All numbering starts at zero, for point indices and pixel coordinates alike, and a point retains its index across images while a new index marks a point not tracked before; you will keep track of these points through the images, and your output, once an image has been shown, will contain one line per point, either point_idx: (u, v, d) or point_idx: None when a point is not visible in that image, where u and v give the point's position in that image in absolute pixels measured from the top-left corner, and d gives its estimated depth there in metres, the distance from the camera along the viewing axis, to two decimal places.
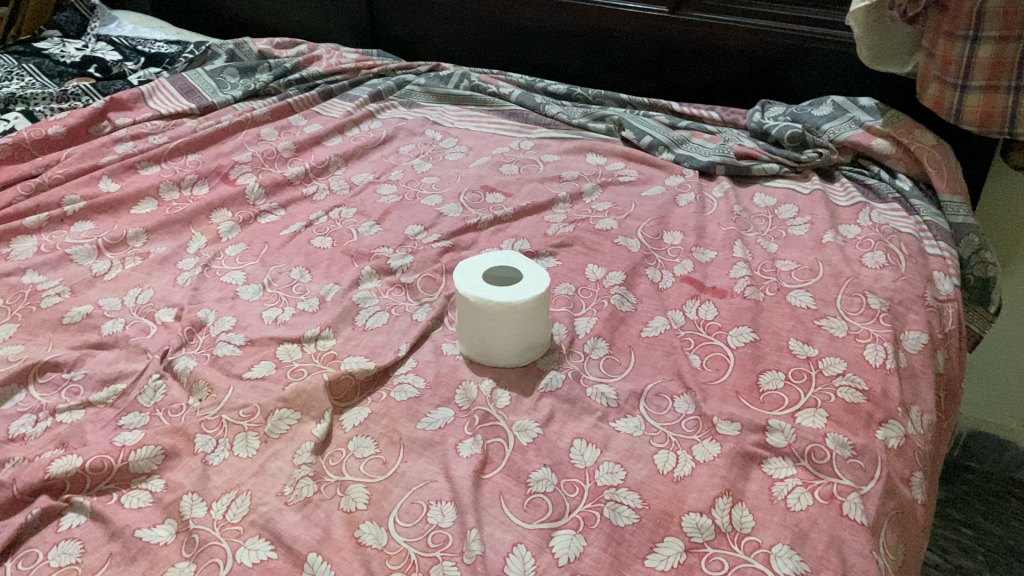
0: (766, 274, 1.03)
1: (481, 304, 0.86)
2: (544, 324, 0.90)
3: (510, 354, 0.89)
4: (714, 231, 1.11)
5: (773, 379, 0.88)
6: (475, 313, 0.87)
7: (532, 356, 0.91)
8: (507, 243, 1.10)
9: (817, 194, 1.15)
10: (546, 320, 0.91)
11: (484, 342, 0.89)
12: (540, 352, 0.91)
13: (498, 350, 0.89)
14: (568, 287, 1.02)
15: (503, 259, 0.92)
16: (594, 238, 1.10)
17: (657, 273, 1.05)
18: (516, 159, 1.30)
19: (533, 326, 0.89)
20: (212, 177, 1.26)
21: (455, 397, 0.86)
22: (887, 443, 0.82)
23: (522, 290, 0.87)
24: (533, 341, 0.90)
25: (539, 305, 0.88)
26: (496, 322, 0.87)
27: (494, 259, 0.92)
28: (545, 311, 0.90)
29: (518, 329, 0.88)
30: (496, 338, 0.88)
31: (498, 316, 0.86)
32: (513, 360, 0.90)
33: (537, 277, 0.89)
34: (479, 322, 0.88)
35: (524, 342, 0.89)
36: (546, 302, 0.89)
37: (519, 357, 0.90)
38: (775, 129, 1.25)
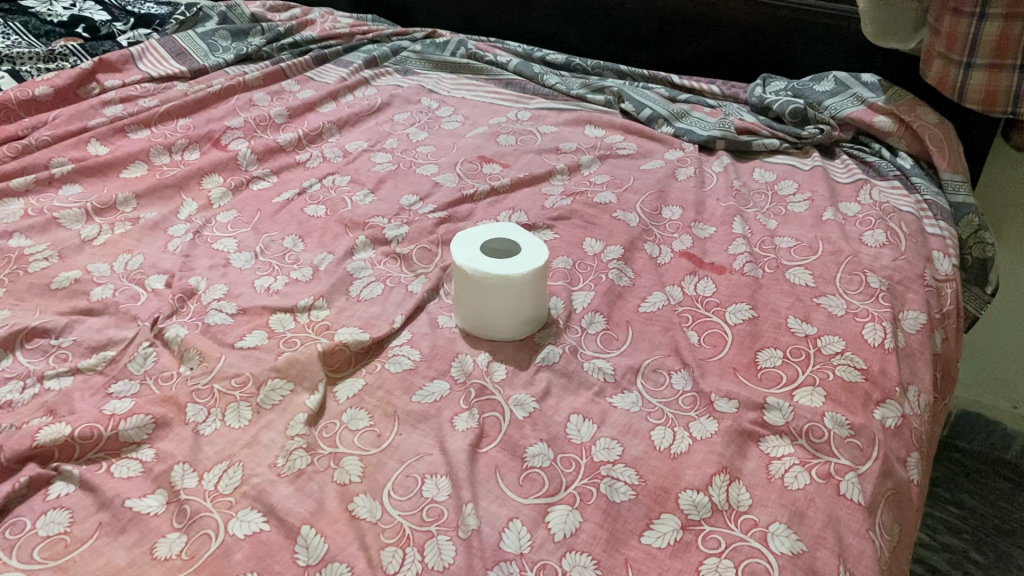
0: (765, 250, 1.02)
1: (478, 277, 0.85)
2: (542, 299, 0.89)
3: (506, 328, 0.88)
4: (713, 206, 1.10)
5: (771, 356, 0.88)
6: (472, 286, 0.86)
7: (528, 331, 0.90)
8: (503, 214, 1.09)
9: (817, 170, 1.14)
10: (544, 294, 0.90)
11: (481, 315, 0.88)
12: (537, 327, 0.90)
13: (494, 323, 0.88)
14: (566, 261, 1.01)
15: (501, 232, 0.91)
16: (592, 212, 1.08)
17: (655, 247, 1.04)
18: (513, 129, 1.28)
19: (530, 300, 0.88)
20: (203, 142, 1.23)
21: (451, 369, 0.85)
22: (884, 423, 0.82)
23: (520, 263, 0.86)
24: (530, 315, 0.89)
25: (537, 279, 0.87)
26: (493, 295, 0.86)
27: (491, 231, 0.91)
28: (543, 285, 0.89)
29: (515, 303, 0.87)
30: (493, 311, 0.87)
31: (496, 288, 0.85)
32: (509, 334, 0.89)
33: (536, 250, 0.88)
34: (475, 295, 0.87)
35: (521, 316, 0.88)
36: (544, 276, 0.88)
37: (515, 331, 0.89)
38: (777, 104, 1.23)
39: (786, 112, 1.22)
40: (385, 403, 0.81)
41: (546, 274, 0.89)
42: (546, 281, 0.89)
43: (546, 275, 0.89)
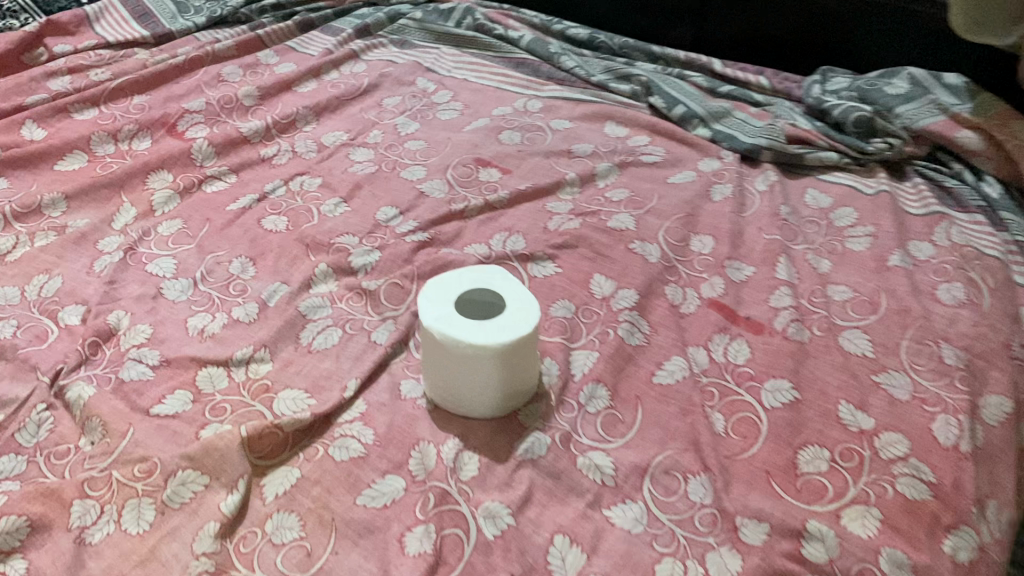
0: (814, 304, 0.83)
1: (448, 344, 0.67)
2: (530, 369, 0.72)
3: (484, 404, 0.71)
4: (753, 238, 0.91)
5: (814, 459, 0.70)
6: (440, 353, 0.69)
7: (512, 407, 0.72)
8: (497, 238, 0.90)
9: (883, 197, 0.94)
10: (534, 363, 0.72)
11: (452, 387, 0.71)
12: (523, 401, 0.73)
13: (468, 398, 0.71)
14: (566, 307, 0.82)
15: (483, 281, 0.73)
16: (605, 239, 0.89)
17: (678, 291, 0.85)
18: (519, 124, 1.09)
19: (515, 372, 0.70)
20: (156, 128, 1.05)
21: (409, 462, 0.68)
22: (955, 559, 0.64)
23: (502, 329, 0.68)
24: (515, 389, 0.71)
25: (523, 348, 0.69)
26: (467, 367, 0.68)
27: (471, 280, 0.73)
28: (532, 353, 0.71)
29: (495, 376, 0.69)
30: (467, 384, 0.70)
31: (470, 360, 0.68)
32: (488, 411, 0.72)
33: (524, 308, 0.70)
34: (445, 364, 0.69)
35: (503, 391, 0.71)
36: (534, 343, 0.70)
37: (496, 408, 0.72)
38: (838, 109, 1.02)
39: (848, 120, 1.01)
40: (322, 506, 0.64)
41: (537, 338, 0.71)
42: (537, 346, 0.72)
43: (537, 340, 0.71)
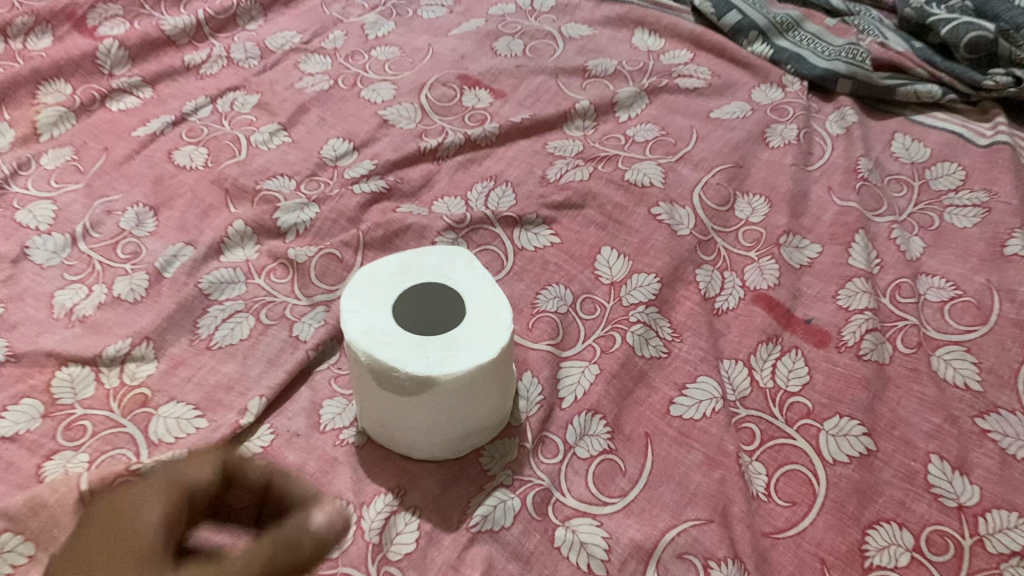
0: (899, 305, 0.61)
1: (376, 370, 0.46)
2: (497, 398, 0.51)
3: (430, 444, 0.51)
4: (819, 203, 0.68)
5: (891, 545, 0.49)
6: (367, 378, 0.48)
7: (470, 444, 0.52)
8: (476, 188, 0.68)
9: (1000, 150, 0.70)
10: (503, 389, 0.51)
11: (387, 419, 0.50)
12: (486, 436, 0.53)
13: (409, 435, 0.51)
14: (557, 299, 0.61)
15: (438, 271, 0.51)
16: (620, 197, 0.67)
17: (713, 277, 0.63)
18: (521, 28, 0.85)
19: (474, 406, 0.49)
20: (58, 21, 0.83)
21: (320, 529, 0.49)
22: None
23: (457, 351, 0.47)
24: (476, 425, 0.51)
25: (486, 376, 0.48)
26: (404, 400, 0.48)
27: (419, 269, 0.51)
28: (502, 378, 0.50)
29: (449, 411, 0.49)
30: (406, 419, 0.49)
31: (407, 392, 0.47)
32: (437, 450, 0.52)
33: (490, 311, 0.49)
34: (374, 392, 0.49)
35: (457, 428, 0.50)
36: (503, 366, 0.49)
37: (448, 447, 0.52)
38: (946, 26, 0.77)
39: (959, 43, 0.76)
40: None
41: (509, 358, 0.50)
42: (509, 367, 0.51)
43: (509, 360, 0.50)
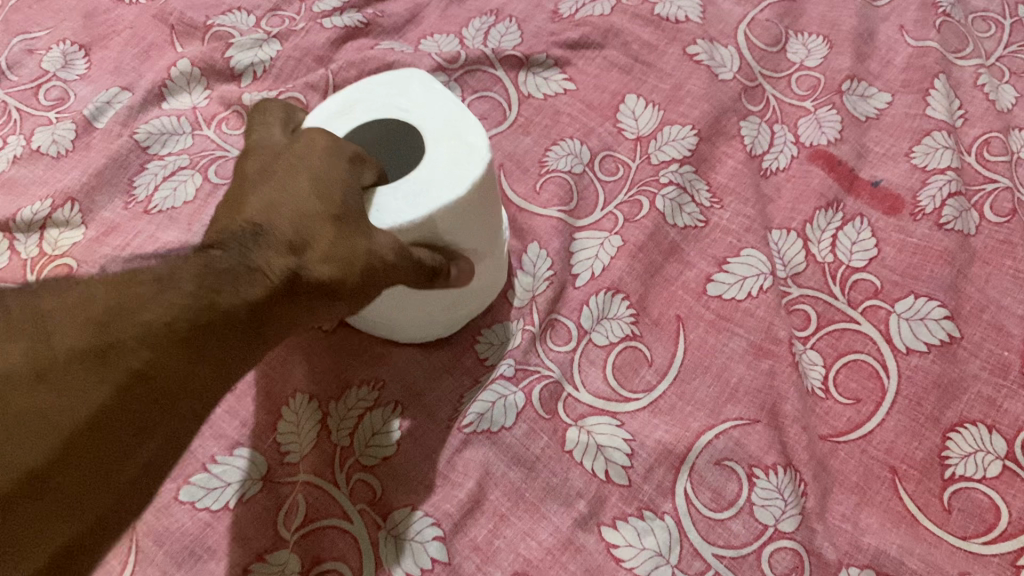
0: (988, 165, 0.50)
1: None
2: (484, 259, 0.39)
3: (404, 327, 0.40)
4: (890, 44, 0.56)
5: (980, 452, 0.40)
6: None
7: (456, 317, 0.42)
8: (474, 25, 0.57)
9: None
10: (490, 242, 0.39)
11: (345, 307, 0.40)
12: (477, 300, 0.42)
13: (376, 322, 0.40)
14: (573, 154, 0.50)
15: (389, 102, 0.37)
16: (648, 35, 0.55)
17: (760, 132, 0.52)
18: None
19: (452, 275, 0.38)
20: None
21: (278, 428, 0.40)
22: None
23: (419, 198, 0.33)
24: (461, 296, 0.40)
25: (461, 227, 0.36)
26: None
27: (366, 101, 0.37)
28: (485, 226, 0.37)
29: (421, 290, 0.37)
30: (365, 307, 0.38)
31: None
32: (418, 331, 0.42)
33: (458, 146, 0.35)
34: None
35: (435, 307, 0.39)
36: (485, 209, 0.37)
37: (429, 328, 0.41)
38: None
39: None
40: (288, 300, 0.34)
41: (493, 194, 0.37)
42: (494, 208, 0.38)
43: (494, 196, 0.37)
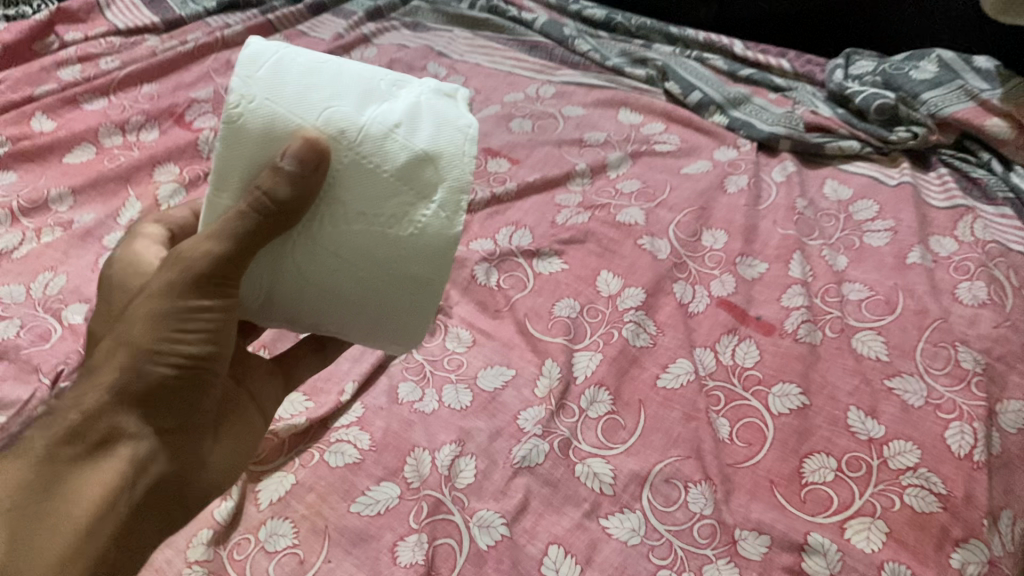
0: (828, 304, 0.80)
1: (273, 286, 0.48)
2: (353, 144, 0.45)
3: (409, 278, 0.46)
4: (767, 232, 0.88)
5: (821, 467, 0.68)
6: (325, 312, 0.48)
7: (432, 208, 0.46)
8: (503, 232, 0.89)
9: (905, 188, 0.90)
10: (338, 113, 0.45)
11: (390, 329, 0.49)
12: (435, 168, 0.46)
13: (404, 303, 0.47)
14: (571, 306, 0.81)
15: None
16: (613, 234, 0.87)
17: (687, 290, 0.83)
18: (530, 110, 1.06)
19: (339, 190, 0.45)
20: (163, 118, 1.05)
21: (404, 468, 0.67)
22: (964, 572, 0.63)
23: None
24: (382, 200, 0.46)
25: (267, 132, 0.45)
26: (338, 280, 0.46)
27: None
28: (292, 108, 0.45)
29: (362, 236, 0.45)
30: (361, 293, 0.47)
31: (320, 267, 0.46)
32: (428, 255, 0.46)
33: None
34: (341, 319, 0.48)
35: (386, 232, 0.46)
36: (273, 96, 0.45)
37: (428, 251, 0.46)
38: (860, 96, 0.98)
39: (870, 108, 0.97)
40: (260, 319, 0.50)
41: (266, 72, 0.46)
42: (292, 88, 0.45)
43: (274, 79, 0.45)
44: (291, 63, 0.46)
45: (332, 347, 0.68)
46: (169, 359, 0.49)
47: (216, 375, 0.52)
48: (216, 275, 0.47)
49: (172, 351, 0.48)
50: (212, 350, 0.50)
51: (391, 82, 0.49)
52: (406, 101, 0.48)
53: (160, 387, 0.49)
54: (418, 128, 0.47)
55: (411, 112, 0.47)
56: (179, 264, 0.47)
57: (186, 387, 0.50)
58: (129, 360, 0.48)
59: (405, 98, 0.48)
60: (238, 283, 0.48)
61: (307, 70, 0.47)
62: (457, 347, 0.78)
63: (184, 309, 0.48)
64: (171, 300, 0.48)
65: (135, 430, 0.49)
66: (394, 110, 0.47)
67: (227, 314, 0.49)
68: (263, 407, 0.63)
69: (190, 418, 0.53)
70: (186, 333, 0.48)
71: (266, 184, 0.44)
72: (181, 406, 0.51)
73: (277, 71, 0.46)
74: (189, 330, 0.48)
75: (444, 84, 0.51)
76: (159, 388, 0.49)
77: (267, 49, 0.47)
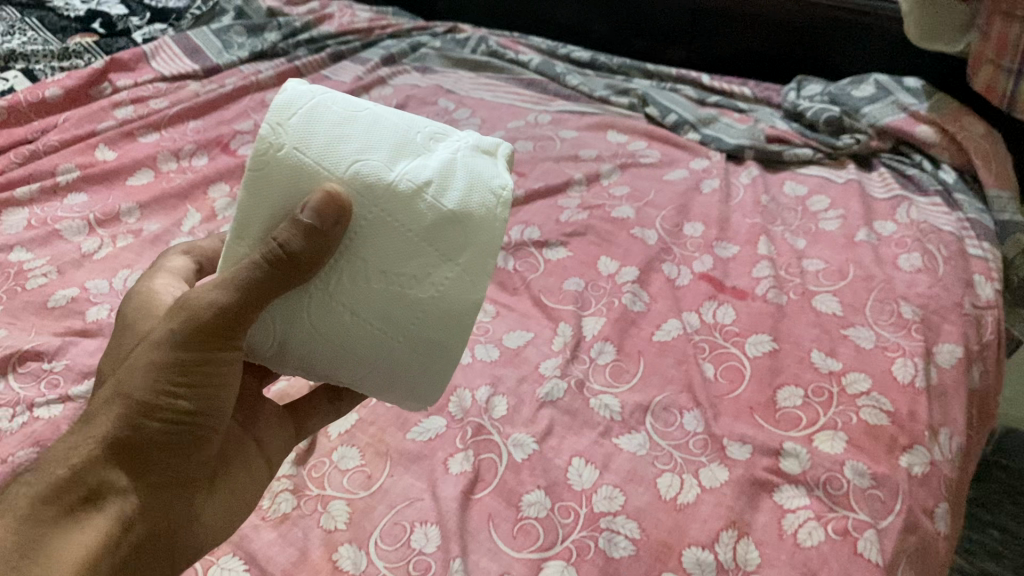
0: (791, 274, 0.96)
1: (286, 335, 0.50)
2: (377, 200, 0.48)
3: (426, 335, 0.50)
4: (738, 223, 1.04)
5: (791, 396, 0.82)
6: (338, 364, 0.51)
7: (452, 267, 0.49)
8: (515, 229, 1.04)
9: (852, 185, 1.08)
10: (366, 167, 0.48)
11: (404, 384, 0.52)
12: (461, 227, 0.50)
13: (416, 359, 0.50)
14: (577, 282, 0.96)
15: None
16: (609, 227, 1.03)
17: (674, 268, 0.98)
18: (531, 134, 1.23)
19: (362, 244, 0.48)
20: (211, 147, 1.20)
21: (448, 405, 0.81)
22: (911, 471, 0.76)
23: None
24: (403, 256, 0.49)
25: (291, 181, 0.48)
26: (352, 332, 0.49)
27: None
28: (320, 159, 0.48)
29: (380, 295, 0.49)
30: (375, 351, 0.50)
31: (336, 319, 0.49)
32: (444, 319, 0.49)
33: None
34: (354, 373, 0.51)
35: (405, 291, 0.49)
36: (302, 144, 0.48)
37: (444, 310, 0.49)
38: (810, 111, 1.16)
39: (820, 120, 1.15)
40: (274, 364, 0.52)
41: (301, 118, 0.49)
42: (323, 138, 0.48)
43: (307, 126, 0.48)
44: (325, 112, 0.50)
45: (345, 398, 0.70)
46: (161, 416, 0.50)
47: (212, 428, 0.52)
48: (213, 327, 0.48)
49: (164, 407, 0.49)
50: (206, 406, 0.51)
51: (426, 137, 0.52)
52: (439, 158, 0.51)
53: (151, 439, 0.50)
54: (448, 188, 0.50)
55: (443, 170, 0.50)
56: (181, 311, 0.49)
57: (177, 443, 0.51)
58: (123, 414, 0.49)
59: (438, 153, 0.52)
60: (237, 335, 0.49)
61: (342, 119, 0.50)
62: (483, 317, 0.92)
63: (179, 363, 0.49)
64: (168, 350, 0.49)
65: (126, 481, 0.50)
66: (426, 167, 0.50)
67: (221, 367, 0.50)
68: (269, 461, 0.64)
69: (182, 476, 0.53)
70: (179, 388, 0.49)
71: (282, 235, 0.46)
72: (173, 462, 0.52)
73: (309, 119, 0.49)
74: (182, 386, 0.50)
75: (484, 139, 0.55)
76: (152, 444, 0.50)
77: (303, 95, 0.50)
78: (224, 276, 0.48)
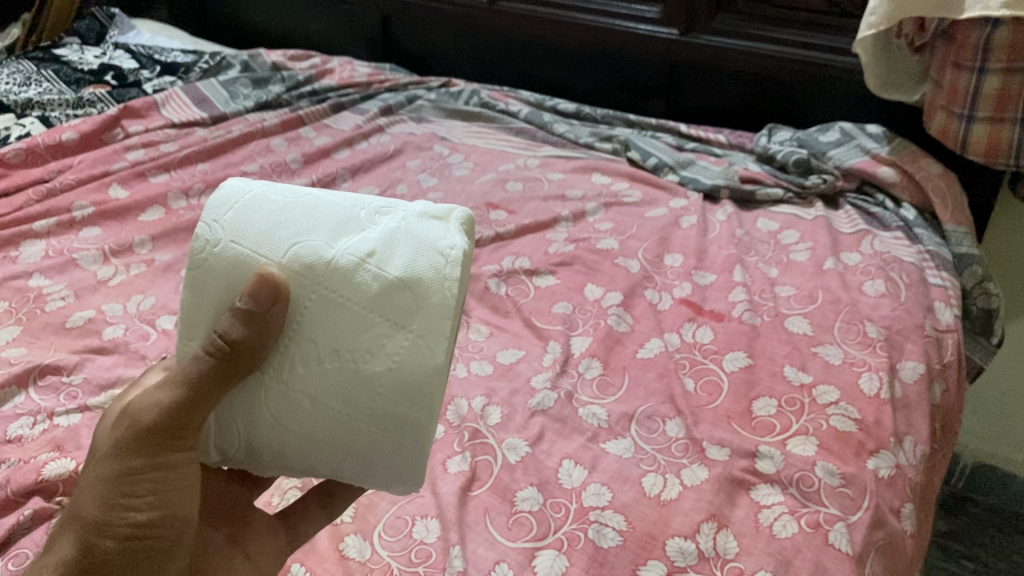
0: (764, 299, 1.03)
1: (250, 428, 0.52)
2: (319, 278, 0.50)
3: (387, 409, 0.50)
4: (715, 255, 1.11)
5: (765, 405, 0.88)
6: (310, 449, 0.52)
7: (406, 335, 0.50)
8: (507, 260, 1.11)
9: (819, 220, 1.16)
10: (304, 248, 0.51)
11: (383, 465, 0.52)
12: (408, 292, 0.50)
13: (387, 436, 0.51)
14: (566, 305, 1.03)
15: None
16: (595, 258, 1.10)
17: (656, 294, 1.05)
18: (521, 176, 1.31)
19: (313, 325, 0.50)
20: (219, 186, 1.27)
21: (446, 413, 0.87)
22: (878, 473, 0.81)
23: None
24: (352, 332, 0.50)
25: (232, 273, 0.51)
26: (313, 416, 0.51)
27: None
28: (257, 248, 0.51)
29: (336, 375, 0.50)
30: (341, 429, 0.51)
31: (295, 404, 0.51)
32: (403, 388, 0.50)
33: None
34: (326, 456, 0.52)
35: (358, 367, 0.50)
36: (237, 235, 0.51)
37: (400, 378, 0.50)
38: (781, 154, 1.25)
39: (789, 162, 1.24)
40: (253, 465, 0.54)
41: (235, 211, 0.52)
42: (258, 228, 0.52)
43: (240, 219, 0.52)
44: (260, 203, 0.53)
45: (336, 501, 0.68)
46: (116, 530, 0.51)
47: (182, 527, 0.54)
48: (162, 427, 0.51)
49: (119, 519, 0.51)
50: (163, 513, 0.52)
51: (374, 210, 0.54)
52: (383, 229, 0.53)
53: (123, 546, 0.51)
54: (395, 255, 0.51)
55: (387, 240, 0.52)
56: (131, 419, 0.51)
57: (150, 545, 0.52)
58: (80, 534, 0.51)
59: (383, 226, 0.53)
60: (186, 435, 0.51)
61: (279, 207, 0.53)
62: (478, 337, 0.98)
63: (124, 472, 0.51)
64: (126, 457, 0.51)
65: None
66: (368, 239, 0.52)
67: (171, 470, 0.52)
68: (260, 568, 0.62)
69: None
70: (129, 498, 0.51)
71: (222, 325, 0.49)
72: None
73: (245, 213, 0.52)
74: (132, 495, 0.52)
75: (436, 206, 0.55)
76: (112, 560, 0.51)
77: (239, 191, 0.54)
78: (170, 377, 0.51)
